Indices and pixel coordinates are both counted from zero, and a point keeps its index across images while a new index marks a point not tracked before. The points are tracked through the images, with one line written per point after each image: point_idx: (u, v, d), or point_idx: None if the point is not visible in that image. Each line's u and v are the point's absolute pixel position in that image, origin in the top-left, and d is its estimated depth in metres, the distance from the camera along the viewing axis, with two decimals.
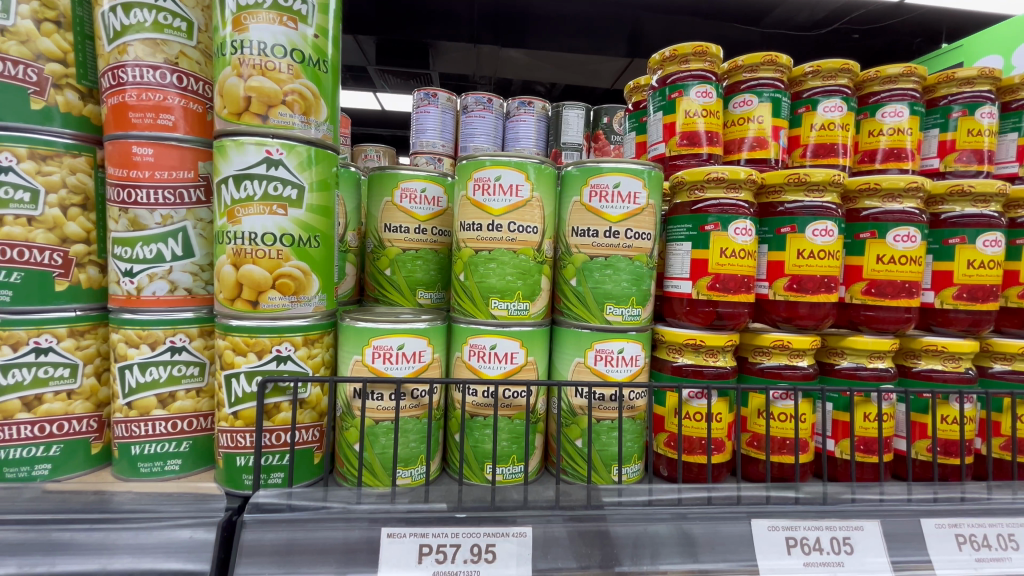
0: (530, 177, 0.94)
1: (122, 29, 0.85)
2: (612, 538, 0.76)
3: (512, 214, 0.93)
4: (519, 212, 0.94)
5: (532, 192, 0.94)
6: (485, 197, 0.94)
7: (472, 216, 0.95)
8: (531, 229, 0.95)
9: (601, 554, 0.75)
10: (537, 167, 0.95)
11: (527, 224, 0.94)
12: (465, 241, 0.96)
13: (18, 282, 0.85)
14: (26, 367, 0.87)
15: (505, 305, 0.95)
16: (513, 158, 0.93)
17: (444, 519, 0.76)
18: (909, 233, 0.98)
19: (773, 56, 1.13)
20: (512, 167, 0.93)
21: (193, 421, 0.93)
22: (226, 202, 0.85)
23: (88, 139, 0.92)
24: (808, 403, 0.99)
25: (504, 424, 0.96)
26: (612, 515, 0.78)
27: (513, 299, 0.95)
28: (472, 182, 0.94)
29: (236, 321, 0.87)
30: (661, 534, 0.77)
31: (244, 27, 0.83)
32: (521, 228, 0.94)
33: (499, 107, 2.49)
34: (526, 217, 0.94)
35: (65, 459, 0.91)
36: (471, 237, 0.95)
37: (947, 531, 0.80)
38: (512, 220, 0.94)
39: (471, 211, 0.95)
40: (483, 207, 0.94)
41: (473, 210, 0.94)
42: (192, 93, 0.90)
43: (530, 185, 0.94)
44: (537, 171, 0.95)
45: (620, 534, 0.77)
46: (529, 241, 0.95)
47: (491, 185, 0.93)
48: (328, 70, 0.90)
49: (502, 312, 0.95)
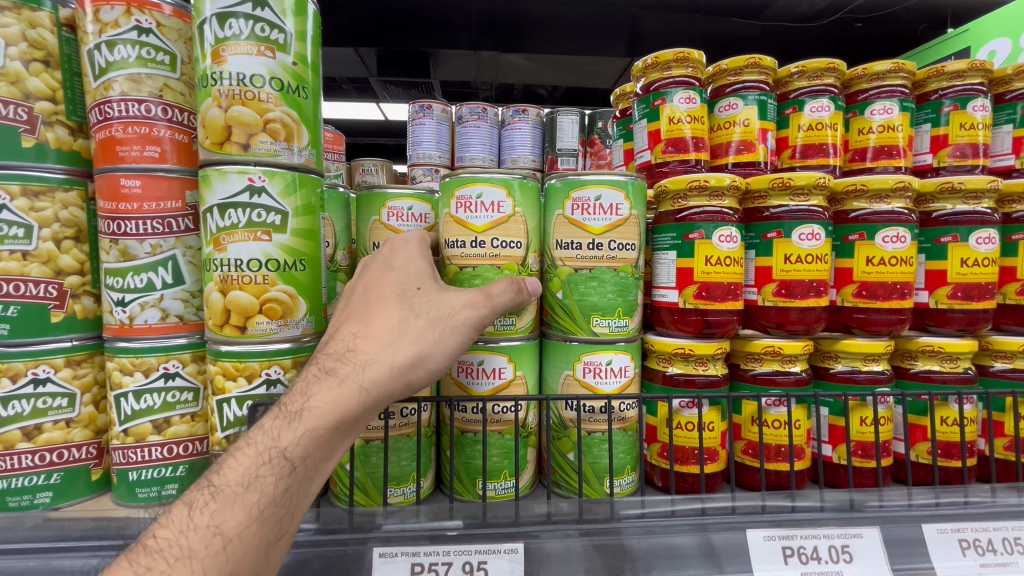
0: (512, 193, 0.94)
1: (107, 65, 0.87)
2: (626, 550, 0.81)
3: (495, 230, 0.94)
4: (502, 228, 0.94)
5: (513, 207, 0.95)
6: (467, 214, 0.94)
7: (455, 234, 0.95)
8: (515, 244, 0.95)
9: (607, 566, 0.79)
10: (520, 183, 0.96)
11: (511, 238, 0.95)
12: (450, 258, 0.95)
13: (15, 315, 0.88)
14: (25, 399, 0.89)
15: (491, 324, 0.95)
16: (491, 174, 0.93)
17: (437, 537, 0.82)
18: (899, 233, 0.97)
19: (757, 58, 1.13)
20: (493, 184, 0.93)
21: (188, 445, 0.94)
22: (212, 230, 0.87)
23: (80, 173, 0.94)
24: (803, 409, 0.98)
25: (495, 439, 0.96)
26: (628, 528, 0.84)
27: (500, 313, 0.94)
28: (454, 200, 0.94)
29: (226, 346, 0.88)
30: (683, 546, 0.82)
31: (222, 59, 0.84)
32: (504, 243, 0.94)
33: (494, 116, 2.49)
34: (509, 232, 0.95)
35: (66, 486, 0.93)
36: (455, 254, 0.95)
37: (951, 536, 0.84)
38: (496, 236, 0.94)
39: (452, 228, 0.95)
40: (465, 224, 0.94)
41: (456, 228, 0.94)
42: (179, 124, 0.91)
43: (512, 201, 0.94)
44: (520, 187, 0.95)
45: (630, 547, 0.82)
46: (514, 256, 0.95)
47: (472, 202, 0.93)
48: (309, 96, 0.91)
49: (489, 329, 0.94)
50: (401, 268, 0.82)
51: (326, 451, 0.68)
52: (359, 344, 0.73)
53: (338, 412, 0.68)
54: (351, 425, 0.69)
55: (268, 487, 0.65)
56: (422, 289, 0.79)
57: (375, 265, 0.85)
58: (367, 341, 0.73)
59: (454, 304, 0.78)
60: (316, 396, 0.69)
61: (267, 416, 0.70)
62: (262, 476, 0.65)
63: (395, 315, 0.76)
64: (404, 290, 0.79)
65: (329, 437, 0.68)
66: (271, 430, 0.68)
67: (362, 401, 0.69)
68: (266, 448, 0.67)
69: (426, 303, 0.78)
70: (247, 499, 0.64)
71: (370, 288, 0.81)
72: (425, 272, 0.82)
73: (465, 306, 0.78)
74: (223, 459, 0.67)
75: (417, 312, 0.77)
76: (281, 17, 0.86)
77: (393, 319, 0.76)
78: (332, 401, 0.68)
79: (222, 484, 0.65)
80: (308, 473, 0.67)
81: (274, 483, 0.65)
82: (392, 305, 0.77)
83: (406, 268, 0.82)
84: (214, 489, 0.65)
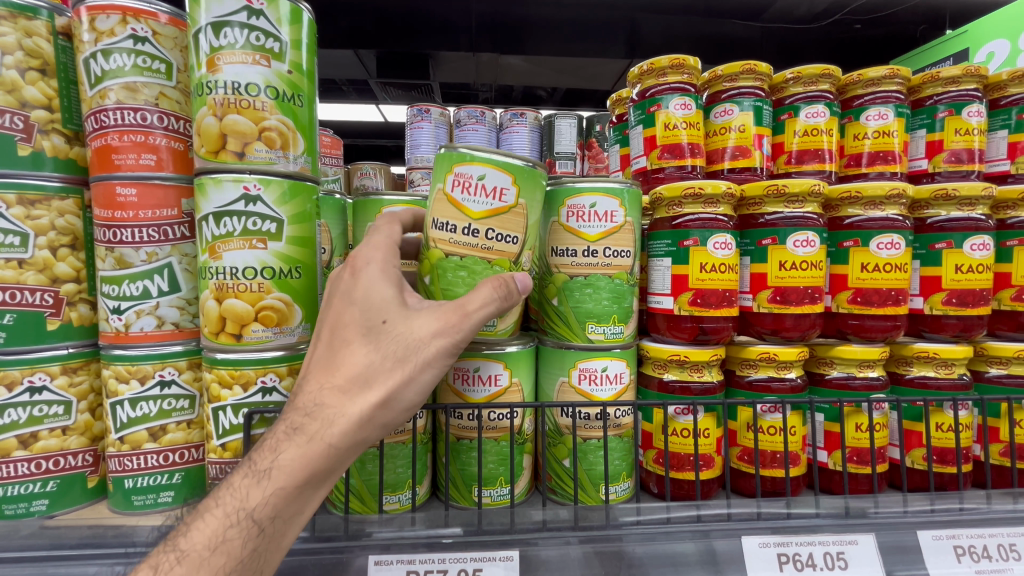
0: (518, 181, 0.89)
1: (103, 74, 0.87)
2: (626, 556, 0.82)
3: (493, 221, 0.89)
4: (500, 220, 0.89)
5: (517, 198, 0.90)
6: (466, 196, 0.88)
7: (447, 215, 0.89)
8: (511, 239, 0.90)
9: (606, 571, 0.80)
10: (527, 171, 0.91)
11: (508, 233, 0.90)
12: (436, 241, 0.89)
13: (11, 323, 0.88)
14: (21, 407, 0.89)
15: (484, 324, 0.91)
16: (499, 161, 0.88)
17: (433, 545, 0.82)
18: (893, 240, 0.97)
19: (752, 65, 1.13)
20: (500, 169, 0.88)
21: (185, 452, 0.95)
22: (207, 238, 0.87)
23: (77, 181, 0.94)
24: (798, 415, 0.98)
25: (491, 446, 0.96)
26: (629, 535, 0.84)
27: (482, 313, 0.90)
28: (453, 178, 0.88)
29: (221, 354, 0.88)
30: (683, 552, 0.82)
31: (217, 67, 0.84)
32: (500, 236, 0.89)
33: (491, 120, 2.53)
34: (507, 226, 0.90)
35: (62, 494, 0.93)
36: (444, 238, 0.89)
37: (946, 543, 0.84)
38: (492, 227, 0.89)
39: (447, 209, 0.89)
40: (462, 208, 0.88)
41: (450, 210, 0.88)
42: (174, 132, 0.92)
43: (516, 191, 0.89)
44: (528, 177, 0.90)
45: (645, 556, 0.82)
46: (506, 252, 0.90)
47: (473, 185, 0.88)
48: (304, 104, 0.91)
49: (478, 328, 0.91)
50: (363, 299, 0.76)
51: (300, 505, 0.69)
52: (325, 396, 0.71)
53: (307, 468, 0.68)
54: (323, 476, 0.70)
55: (237, 549, 0.66)
56: (387, 323, 0.75)
57: (337, 294, 0.79)
58: (333, 394, 0.71)
59: (424, 335, 0.75)
60: (282, 456, 0.69)
61: (234, 473, 0.70)
62: (229, 539, 0.66)
63: (362, 358, 0.73)
64: (369, 326, 0.75)
65: (298, 494, 0.68)
66: (238, 491, 0.68)
67: (331, 456, 0.69)
68: (233, 510, 0.67)
69: (393, 341, 0.74)
70: (214, 564, 0.65)
71: (334, 325, 0.77)
72: (391, 300, 0.76)
73: (435, 335, 0.75)
74: (190, 520, 0.68)
75: (384, 352, 0.74)
76: (276, 26, 0.86)
77: (361, 363, 0.73)
78: (299, 460, 0.68)
79: (188, 547, 0.65)
80: (278, 530, 0.68)
81: (241, 545, 0.66)
82: (358, 347, 0.74)
83: (369, 299, 0.76)
84: (179, 554, 0.65)
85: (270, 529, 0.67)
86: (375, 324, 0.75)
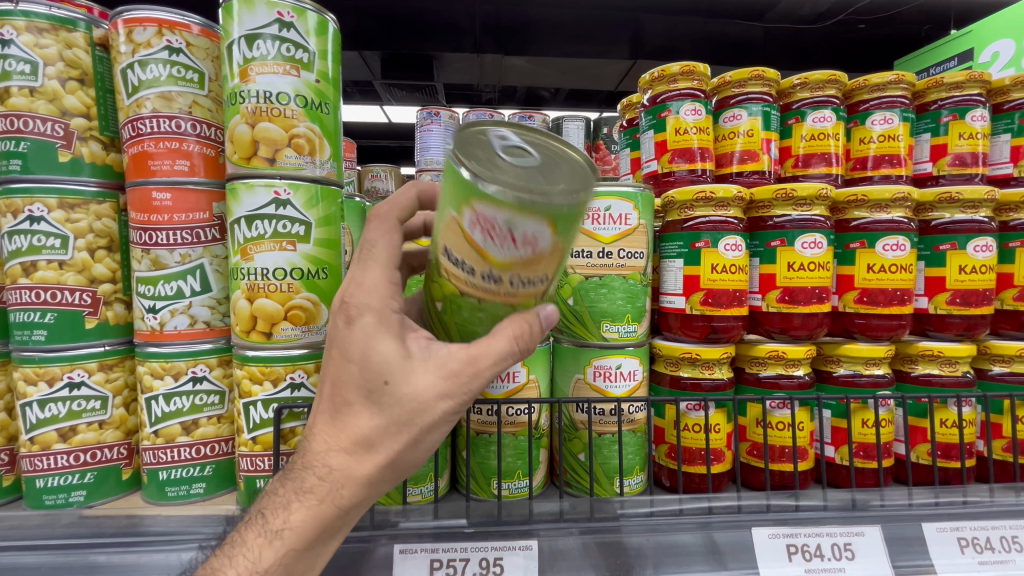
0: (561, 222, 0.64)
1: (139, 83, 0.91)
2: (623, 548, 0.85)
3: (519, 270, 0.66)
4: (530, 268, 0.66)
5: (553, 241, 0.65)
6: (488, 241, 0.64)
7: (461, 252, 0.67)
8: (541, 283, 0.69)
9: (618, 562, 0.83)
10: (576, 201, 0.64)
11: (536, 277, 0.68)
12: (448, 274, 0.71)
13: (52, 322, 0.93)
14: (61, 401, 0.93)
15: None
16: (533, 197, 0.61)
17: (457, 534, 0.86)
18: (899, 241, 1.00)
19: (760, 71, 1.16)
20: (532, 210, 0.62)
21: (215, 445, 0.99)
22: (239, 241, 0.91)
23: (113, 186, 0.98)
24: (806, 412, 1.01)
25: (509, 440, 1.00)
26: (627, 526, 0.88)
27: None
28: (469, 209, 0.64)
29: (252, 351, 0.92)
30: (688, 543, 0.85)
31: (250, 78, 0.88)
32: (526, 285, 0.68)
33: (501, 122, 2.56)
34: (537, 271, 0.67)
35: (98, 485, 0.97)
36: (455, 273, 0.70)
37: (949, 535, 0.87)
38: (517, 277, 0.66)
39: (463, 247, 0.66)
40: (478, 250, 0.65)
41: (466, 249, 0.66)
42: (206, 139, 0.96)
43: (552, 233, 0.65)
44: (573, 211, 0.64)
45: (633, 544, 0.85)
46: (533, 297, 0.70)
47: (495, 226, 0.63)
48: (331, 111, 0.95)
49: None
50: (361, 357, 0.72)
51: (312, 556, 0.73)
52: (330, 460, 0.71)
53: (318, 526, 0.71)
54: (333, 529, 0.73)
55: None
56: (389, 384, 0.71)
57: (335, 346, 0.75)
58: (338, 458, 0.71)
59: (429, 395, 0.70)
60: (295, 515, 0.71)
61: (251, 528, 0.73)
62: None
63: (366, 424, 0.71)
64: (370, 387, 0.71)
65: (313, 548, 0.72)
66: (253, 548, 0.71)
67: (342, 514, 0.72)
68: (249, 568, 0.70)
69: (395, 403, 0.71)
70: None
71: (336, 382, 0.74)
72: (392, 360, 0.71)
73: (440, 395, 0.71)
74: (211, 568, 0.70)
75: (386, 413, 0.71)
76: (305, 37, 0.90)
77: (365, 426, 0.71)
78: (310, 520, 0.71)
79: None
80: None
81: None
82: (360, 410, 0.72)
83: (367, 359, 0.71)
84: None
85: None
86: (377, 388, 0.71)
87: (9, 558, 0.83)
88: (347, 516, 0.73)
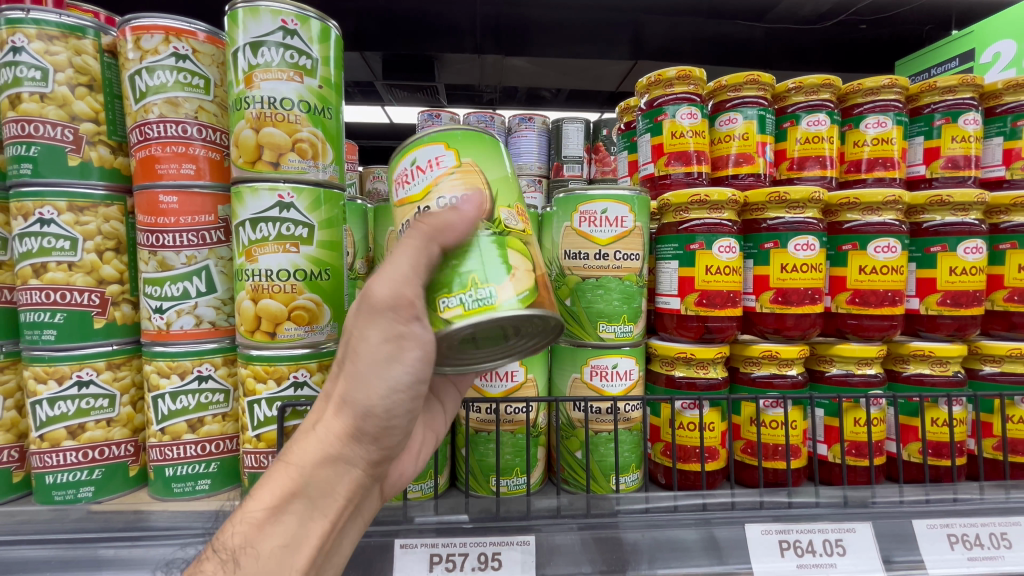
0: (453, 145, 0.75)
1: (147, 89, 0.94)
2: (622, 543, 0.87)
3: (441, 189, 0.72)
4: (450, 184, 0.72)
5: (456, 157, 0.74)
6: (404, 186, 0.74)
7: (401, 219, 0.75)
8: None
9: (615, 557, 0.85)
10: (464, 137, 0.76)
11: (464, 191, 0.71)
12: None
13: (62, 322, 0.95)
14: (70, 400, 0.96)
15: (456, 300, 0.67)
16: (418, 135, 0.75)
17: (456, 530, 0.88)
18: (890, 243, 1.02)
19: (755, 76, 1.18)
20: (425, 143, 0.75)
21: (220, 443, 1.01)
22: (244, 243, 0.93)
23: (120, 189, 1.01)
24: (799, 410, 1.03)
25: (508, 438, 1.02)
26: (624, 522, 0.90)
27: (469, 286, 0.68)
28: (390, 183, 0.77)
29: (256, 351, 0.94)
30: (685, 539, 0.87)
31: (255, 84, 0.90)
32: (455, 199, 0.71)
33: (501, 123, 2.58)
34: (460, 186, 0.72)
35: (106, 481, 0.99)
36: None
37: (940, 531, 0.89)
38: (444, 196, 0.71)
39: (399, 213, 0.75)
40: (406, 199, 0.74)
41: (399, 211, 0.75)
42: (212, 143, 0.98)
43: (452, 151, 0.74)
44: (462, 137, 0.75)
45: (630, 540, 0.87)
46: (475, 209, 0.70)
47: (407, 171, 0.75)
48: (333, 116, 0.97)
49: (457, 311, 0.67)
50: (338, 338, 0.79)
51: (269, 536, 0.65)
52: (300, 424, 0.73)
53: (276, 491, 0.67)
54: (291, 497, 0.67)
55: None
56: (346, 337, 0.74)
57: None
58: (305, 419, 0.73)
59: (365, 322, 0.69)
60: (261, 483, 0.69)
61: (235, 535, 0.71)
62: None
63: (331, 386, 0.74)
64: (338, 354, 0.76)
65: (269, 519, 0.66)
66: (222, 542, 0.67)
67: (298, 473, 0.68)
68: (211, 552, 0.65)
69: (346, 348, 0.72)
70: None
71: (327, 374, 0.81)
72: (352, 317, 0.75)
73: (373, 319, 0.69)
74: None
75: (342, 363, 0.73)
76: (308, 44, 0.92)
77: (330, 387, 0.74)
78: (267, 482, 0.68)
79: None
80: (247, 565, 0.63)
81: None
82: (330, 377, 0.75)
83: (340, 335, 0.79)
84: None
85: (246, 564, 0.63)
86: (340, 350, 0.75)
87: (19, 551, 0.85)
88: (310, 483, 0.69)
